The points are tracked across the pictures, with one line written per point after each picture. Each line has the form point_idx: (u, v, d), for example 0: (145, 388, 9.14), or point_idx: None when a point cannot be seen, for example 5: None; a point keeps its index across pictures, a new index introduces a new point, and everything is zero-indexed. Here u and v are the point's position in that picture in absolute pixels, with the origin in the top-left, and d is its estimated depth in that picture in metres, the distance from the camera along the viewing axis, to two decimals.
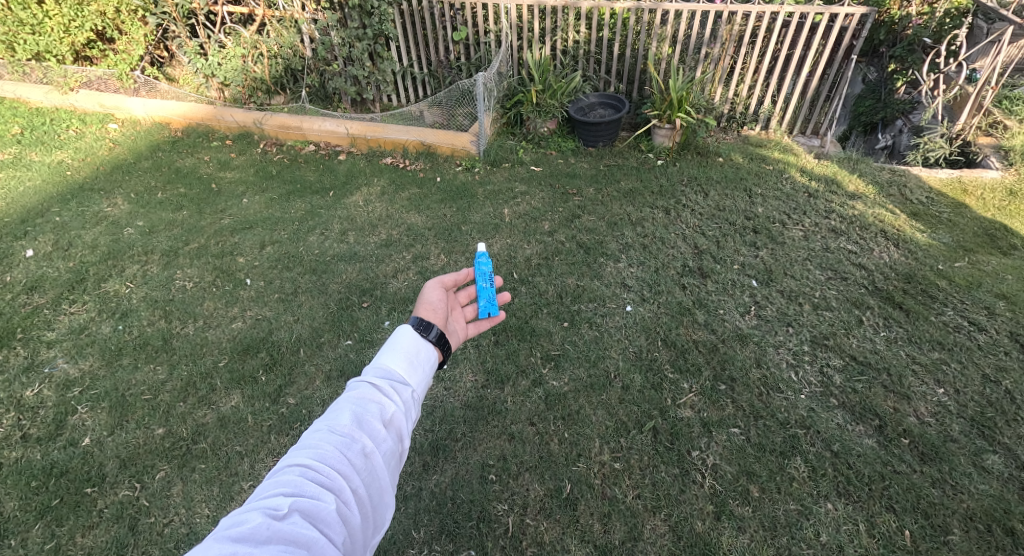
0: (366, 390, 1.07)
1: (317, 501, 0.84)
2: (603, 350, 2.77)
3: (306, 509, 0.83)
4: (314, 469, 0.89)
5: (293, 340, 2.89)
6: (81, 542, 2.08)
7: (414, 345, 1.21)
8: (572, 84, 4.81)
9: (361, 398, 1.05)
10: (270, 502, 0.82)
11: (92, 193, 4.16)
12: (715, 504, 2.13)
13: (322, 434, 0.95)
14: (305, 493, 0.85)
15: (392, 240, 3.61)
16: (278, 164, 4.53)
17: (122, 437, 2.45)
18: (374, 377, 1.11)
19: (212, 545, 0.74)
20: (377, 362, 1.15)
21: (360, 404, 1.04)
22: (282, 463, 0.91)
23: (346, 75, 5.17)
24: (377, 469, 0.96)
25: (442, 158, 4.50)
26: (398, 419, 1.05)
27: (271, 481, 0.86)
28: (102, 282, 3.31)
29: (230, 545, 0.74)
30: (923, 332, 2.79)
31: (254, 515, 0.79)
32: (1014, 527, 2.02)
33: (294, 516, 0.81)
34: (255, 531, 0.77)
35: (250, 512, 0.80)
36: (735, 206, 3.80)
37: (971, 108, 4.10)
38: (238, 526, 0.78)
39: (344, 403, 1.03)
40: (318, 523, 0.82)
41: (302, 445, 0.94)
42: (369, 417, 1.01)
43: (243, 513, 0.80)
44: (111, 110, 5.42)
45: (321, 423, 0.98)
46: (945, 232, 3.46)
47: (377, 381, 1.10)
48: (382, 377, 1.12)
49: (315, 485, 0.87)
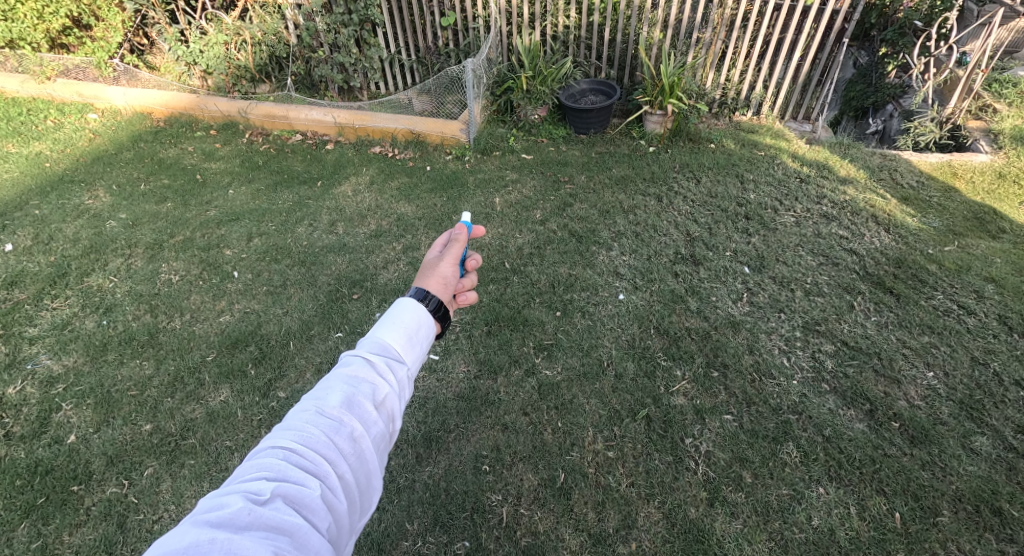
0: (358, 366, 1.01)
1: (302, 486, 0.80)
2: (596, 339, 2.76)
3: (289, 495, 0.78)
4: (299, 453, 0.84)
5: (282, 333, 2.85)
6: (68, 540, 2.05)
7: (415, 318, 1.13)
8: (562, 71, 4.73)
9: (353, 375, 0.99)
10: (249, 487, 0.77)
11: (73, 184, 4.07)
12: (708, 491, 2.14)
13: (309, 416, 0.90)
14: (289, 478, 0.80)
15: (382, 230, 3.56)
16: (264, 154, 4.44)
17: (109, 434, 2.41)
18: (369, 352, 1.05)
19: (187, 531, 0.69)
20: (372, 335, 1.08)
21: (351, 382, 0.98)
22: (266, 444, 0.86)
23: (332, 62, 5.06)
24: (366, 453, 0.91)
25: (431, 147, 4.44)
26: (391, 401, 1.00)
27: (252, 464, 0.82)
28: (85, 276, 3.24)
29: (207, 531, 0.70)
30: (913, 316, 2.80)
31: (235, 499, 0.75)
32: (1001, 507, 2.05)
33: (277, 502, 0.76)
34: (235, 516, 0.72)
35: (230, 495, 0.76)
36: (727, 193, 3.79)
37: (960, 92, 4.09)
38: (217, 511, 0.73)
39: (335, 381, 0.98)
40: (302, 510, 0.78)
41: (288, 426, 0.89)
42: (360, 397, 0.96)
43: (222, 497, 0.76)
44: (91, 100, 5.28)
45: (310, 402, 0.93)
46: (935, 216, 3.47)
47: (371, 356, 1.03)
48: (377, 352, 1.05)
49: (299, 470, 0.82)
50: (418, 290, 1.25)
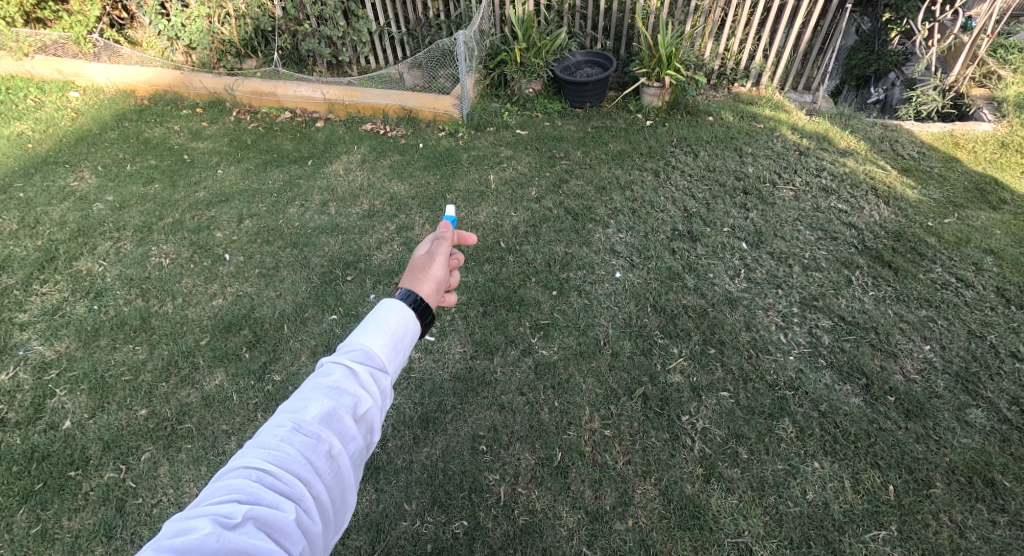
0: (341, 376, 1.00)
1: (274, 509, 0.78)
2: (593, 318, 2.74)
3: (261, 518, 0.76)
4: (272, 474, 0.82)
5: (276, 316, 2.83)
6: (68, 525, 2.06)
7: (399, 322, 1.12)
8: (557, 42, 4.60)
9: (334, 386, 0.98)
10: (217, 511, 0.75)
11: (57, 165, 3.98)
12: (704, 467, 2.15)
13: (285, 432, 0.88)
14: (261, 501, 0.78)
15: (375, 210, 3.49)
16: (253, 133, 4.34)
17: (105, 420, 2.40)
18: (351, 359, 1.04)
19: None
20: (355, 339, 1.07)
21: (330, 394, 0.97)
22: (236, 461, 0.84)
23: (319, 35, 4.93)
24: (343, 471, 0.90)
25: (424, 124, 4.33)
26: (372, 413, 0.99)
27: (221, 485, 0.79)
28: (73, 260, 3.19)
29: None
30: (911, 290, 2.79)
31: (203, 523, 0.72)
32: (993, 479, 2.07)
33: (247, 526, 0.74)
34: (202, 543, 0.70)
35: (198, 520, 0.73)
36: (725, 167, 3.72)
37: (965, 59, 4.03)
38: (182, 536, 0.71)
39: (315, 391, 0.96)
40: (274, 534, 0.76)
41: (261, 443, 0.86)
42: (341, 411, 0.95)
43: (189, 521, 0.73)
44: (72, 78, 5.09)
45: (287, 415, 0.92)
46: (935, 187, 3.42)
47: (354, 365, 1.02)
48: (360, 360, 1.04)
49: (273, 491, 0.80)
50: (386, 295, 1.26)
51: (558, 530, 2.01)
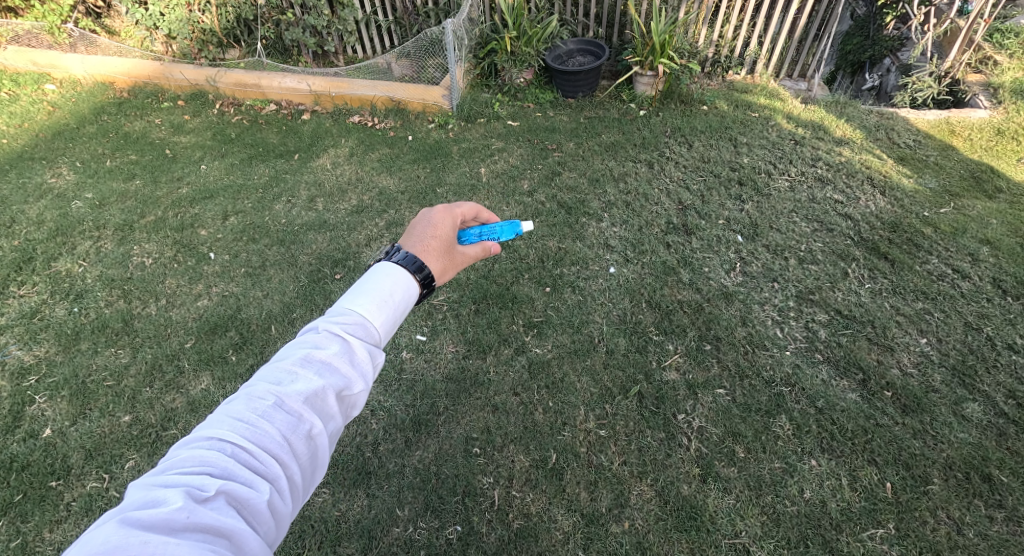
0: (331, 351, 0.97)
1: (249, 486, 0.76)
2: (587, 315, 2.69)
3: (235, 495, 0.74)
4: (248, 451, 0.80)
5: (263, 316, 2.76)
6: (50, 537, 2.00)
7: (394, 296, 1.11)
8: (549, 30, 4.50)
9: (323, 362, 0.95)
10: (188, 482, 0.72)
11: (33, 161, 3.85)
12: (701, 467, 2.12)
13: (266, 407, 0.86)
14: (237, 477, 0.76)
15: (363, 206, 3.41)
16: (237, 126, 4.22)
17: (86, 427, 2.33)
18: (342, 333, 1.01)
19: (115, 529, 0.64)
20: (348, 312, 1.04)
21: (318, 369, 0.94)
22: (211, 432, 0.81)
23: (304, 24, 4.77)
24: (320, 451, 0.88)
25: (413, 115, 4.23)
26: (356, 394, 0.98)
27: (194, 455, 0.76)
28: (51, 260, 3.09)
29: (139, 533, 0.64)
30: (907, 282, 2.76)
31: (174, 497, 0.69)
32: (990, 474, 2.05)
33: (219, 502, 0.72)
34: (171, 516, 0.67)
35: (168, 493, 0.70)
36: (720, 157, 3.66)
37: (961, 44, 3.97)
38: (150, 508, 0.68)
39: (301, 365, 0.93)
40: (245, 512, 0.74)
41: (240, 416, 0.83)
42: (326, 389, 0.92)
43: (159, 491, 0.70)
44: (47, 69, 4.95)
45: (269, 387, 0.88)
46: (931, 176, 3.38)
47: (345, 341, 0.99)
48: (351, 335, 1.01)
49: (248, 469, 0.78)
50: (394, 247, 1.26)
51: (553, 534, 1.98)
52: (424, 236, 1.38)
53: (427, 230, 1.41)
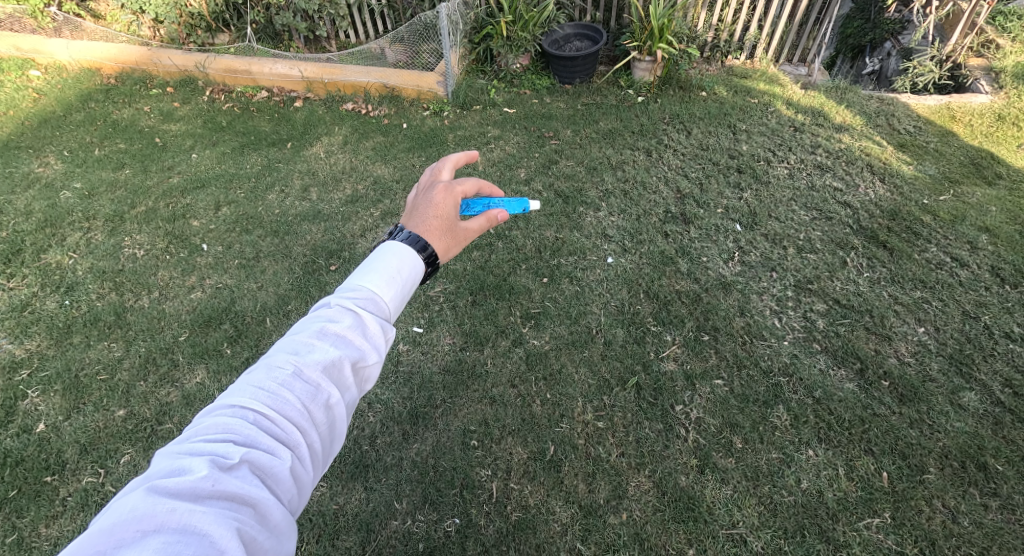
0: (345, 324, 0.95)
1: (270, 455, 0.76)
2: (584, 306, 2.68)
3: (256, 463, 0.74)
4: (269, 420, 0.80)
5: (257, 308, 2.73)
6: (46, 532, 1.99)
7: (403, 269, 1.08)
8: (545, 14, 4.37)
9: (338, 334, 0.93)
10: (211, 452, 0.72)
11: (20, 150, 3.78)
12: (698, 458, 2.12)
13: (285, 376, 0.84)
14: (258, 445, 0.76)
15: (358, 195, 3.36)
16: (228, 113, 4.14)
17: (80, 421, 2.31)
18: (356, 306, 0.98)
19: (144, 497, 0.64)
20: (361, 284, 1.02)
21: (335, 341, 0.93)
22: (232, 401, 0.81)
23: (294, 8, 4.65)
24: (337, 421, 0.88)
25: (407, 102, 4.15)
26: (371, 366, 0.96)
27: (217, 424, 0.76)
28: (41, 252, 3.04)
29: (166, 501, 0.64)
30: (906, 271, 2.75)
31: (199, 465, 0.69)
32: (986, 463, 2.06)
33: (242, 470, 0.72)
34: (197, 484, 0.67)
35: (192, 461, 0.70)
36: (719, 144, 3.62)
37: (963, 27, 3.91)
38: (176, 476, 0.68)
39: (317, 336, 0.92)
40: (267, 480, 0.74)
41: (260, 385, 0.83)
42: (342, 360, 0.91)
43: (184, 460, 0.71)
44: (30, 55, 4.83)
45: (288, 357, 0.87)
46: (931, 163, 3.36)
47: (359, 313, 0.97)
48: (364, 308, 0.99)
49: (269, 438, 0.77)
50: (396, 227, 1.23)
51: (552, 525, 1.98)
52: (425, 215, 1.31)
53: (428, 209, 1.34)
